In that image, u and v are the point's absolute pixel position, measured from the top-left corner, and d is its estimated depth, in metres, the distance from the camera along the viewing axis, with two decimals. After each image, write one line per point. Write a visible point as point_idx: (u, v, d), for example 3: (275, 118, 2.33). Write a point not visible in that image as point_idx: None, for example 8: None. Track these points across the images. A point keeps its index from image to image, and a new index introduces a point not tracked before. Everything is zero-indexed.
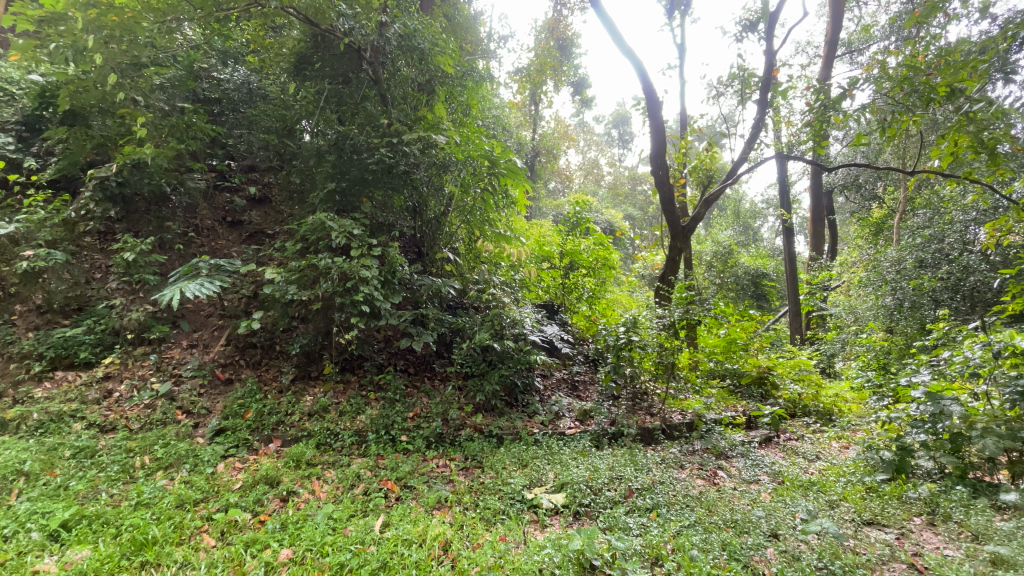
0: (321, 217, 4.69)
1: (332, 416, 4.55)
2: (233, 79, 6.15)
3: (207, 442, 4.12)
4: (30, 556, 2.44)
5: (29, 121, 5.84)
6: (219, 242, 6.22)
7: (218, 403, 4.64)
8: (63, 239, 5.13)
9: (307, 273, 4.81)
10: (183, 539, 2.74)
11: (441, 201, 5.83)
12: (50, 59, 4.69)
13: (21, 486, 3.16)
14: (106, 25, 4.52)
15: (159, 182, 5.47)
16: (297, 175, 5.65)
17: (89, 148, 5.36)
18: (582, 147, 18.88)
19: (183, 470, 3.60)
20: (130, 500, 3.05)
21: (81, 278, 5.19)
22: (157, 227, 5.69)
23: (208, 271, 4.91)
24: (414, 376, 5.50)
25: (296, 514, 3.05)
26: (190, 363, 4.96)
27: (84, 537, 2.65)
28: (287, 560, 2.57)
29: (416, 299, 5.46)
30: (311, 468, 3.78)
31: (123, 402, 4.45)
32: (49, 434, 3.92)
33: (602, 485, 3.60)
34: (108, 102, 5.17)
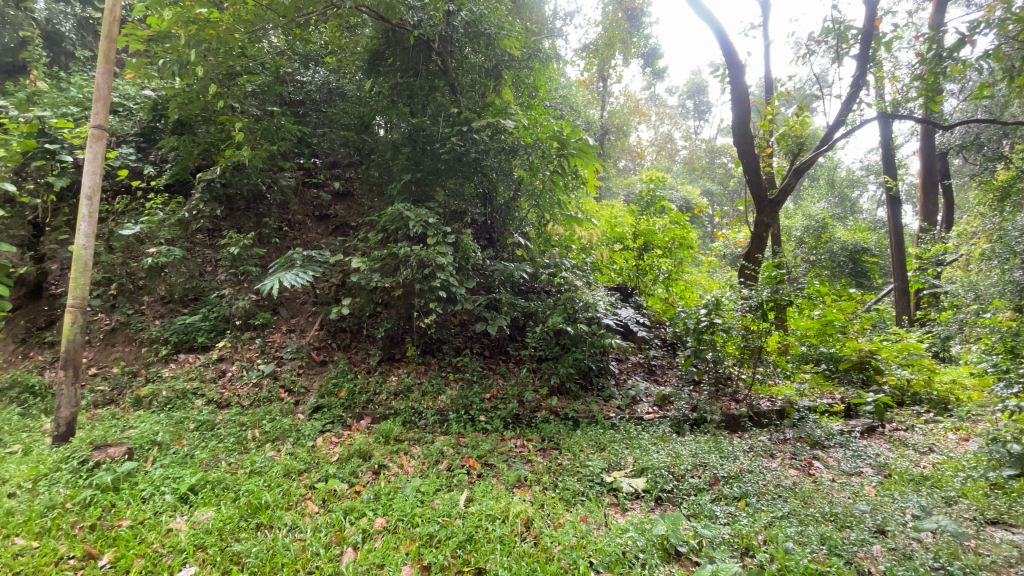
0: (399, 207, 4.91)
1: (415, 396, 4.80)
2: (315, 80, 6.64)
3: (307, 418, 4.50)
4: (164, 516, 2.82)
5: (146, 132, 6.57)
6: (309, 235, 6.70)
7: (315, 382, 5.04)
8: (179, 237, 5.79)
9: (387, 262, 5.09)
10: (291, 504, 3.02)
11: (510, 186, 5.87)
12: (160, 74, 5.24)
13: (157, 453, 3.66)
14: (204, 39, 4.91)
15: (256, 181, 5.95)
16: (376, 169, 5.95)
17: (196, 154, 5.96)
18: (654, 122, 18.06)
19: (288, 442, 3.97)
20: (245, 469, 3.42)
21: (195, 271, 5.81)
22: (256, 223, 6.30)
23: (302, 262, 5.31)
24: (490, 359, 5.64)
25: (387, 486, 3.26)
26: (289, 346, 5.42)
27: (208, 500, 3.02)
28: (381, 528, 2.77)
29: (489, 284, 5.57)
30: (398, 443, 4.02)
31: (235, 381, 4.98)
32: (176, 408, 4.51)
33: (684, 471, 3.51)
34: (209, 111, 5.66)
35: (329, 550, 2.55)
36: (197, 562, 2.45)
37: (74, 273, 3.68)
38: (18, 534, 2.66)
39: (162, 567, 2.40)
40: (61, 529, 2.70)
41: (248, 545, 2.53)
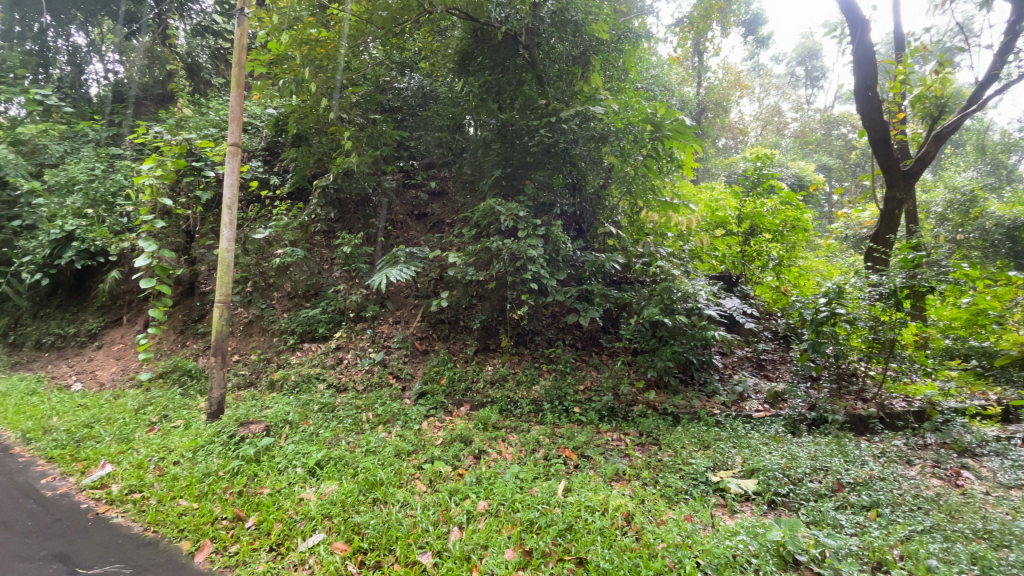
0: (491, 202, 5.04)
1: (510, 385, 4.93)
2: (411, 85, 6.99)
3: (413, 403, 4.81)
4: (297, 486, 3.20)
5: (270, 146, 7.37)
6: (409, 233, 7.11)
7: (419, 369, 5.38)
8: (301, 239, 6.46)
9: (481, 256, 5.24)
10: (402, 482, 3.26)
11: (601, 174, 5.80)
12: (280, 94, 5.85)
13: (289, 430, 4.14)
14: (316, 58, 5.52)
15: (363, 185, 6.45)
16: (468, 166, 6.19)
17: (312, 163, 6.59)
18: (758, 95, 16.60)
19: (398, 425, 4.29)
20: (362, 447, 3.75)
21: (315, 269, 6.52)
22: (364, 224, 6.88)
23: (405, 258, 5.65)
24: (583, 351, 5.60)
25: (488, 471, 3.40)
26: (395, 337, 5.83)
27: (332, 474, 3.36)
28: (484, 510, 2.89)
29: (580, 275, 5.54)
30: (496, 430, 4.16)
31: (350, 368, 5.48)
32: (303, 392, 5.09)
33: (802, 475, 3.23)
34: (321, 123, 6.20)
35: (438, 527, 2.72)
36: (324, 530, 2.75)
37: (220, 273, 4.28)
38: (184, 496, 3.18)
39: (297, 532, 2.74)
40: (217, 493, 3.17)
41: (367, 517, 2.78)
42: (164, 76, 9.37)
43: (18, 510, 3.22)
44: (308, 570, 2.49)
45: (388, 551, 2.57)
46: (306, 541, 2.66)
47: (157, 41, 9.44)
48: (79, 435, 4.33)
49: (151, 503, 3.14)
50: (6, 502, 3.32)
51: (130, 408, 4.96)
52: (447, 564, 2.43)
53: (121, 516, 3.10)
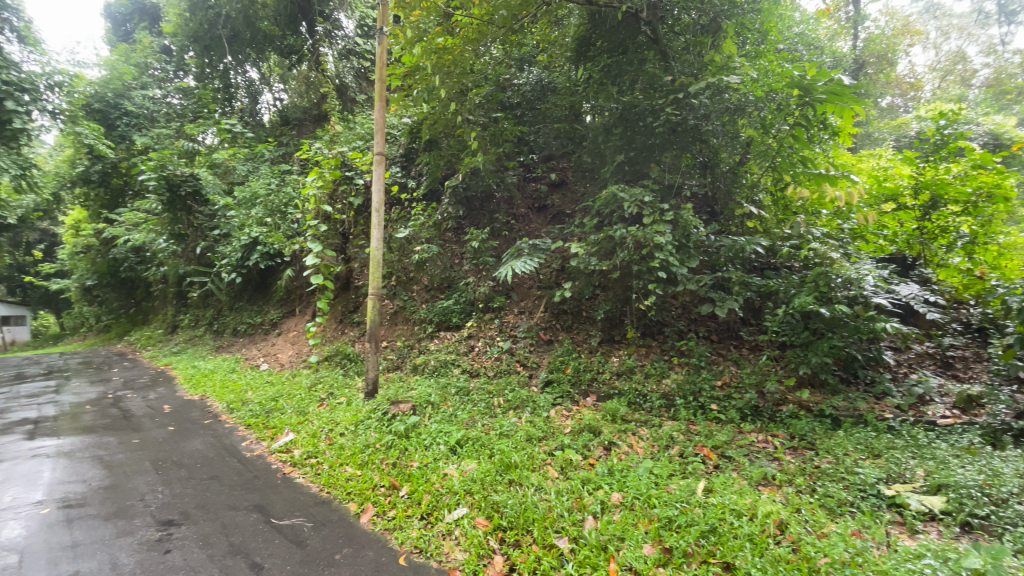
0: (613, 189, 4.93)
1: (639, 377, 4.81)
2: (529, 80, 7.03)
3: (540, 391, 4.95)
4: (441, 462, 3.49)
5: (406, 152, 8.04)
6: (531, 226, 7.26)
7: (544, 359, 5.51)
8: (434, 236, 6.99)
9: (604, 245, 5.13)
10: (535, 467, 3.38)
11: (736, 150, 5.35)
12: (414, 103, 6.38)
13: (431, 410, 4.54)
14: (445, 65, 5.85)
15: (488, 182, 6.74)
16: (589, 155, 6.10)
17: (442, 164, 7.05)
18: (936, 40, 13.81)
19: (527, 411, 4.45)
20: (496, 430, 3.97)
21: (448, 263, 7.02)
22: (490, 219, 7.32)
23: (528, 250, 5.77)
24: (719, 344, 5.24)
25: (620, 463, 3.37)
26: (521, 326, 6.04)
27: (470, 453, 3.62)
28: (618, 502, 2.88)
29: (714, 263, 5.17)
30: (626, 423, 4.10)
31: (481, 355, 5.84)
32: (441, 375, 5.59)
33: (1011, 497, 2.68)
34: (449, 127, 6.61)
35: (573, 514, 2.78)
36: (467, 505, 2.97)
37: (371, 269, 4.82)
38: (349, 464, 3.67)
39: (443, 504, 2.99)
40: (375, 463, 3.61)
41: (505, 497, 2.94)
42: (318, 99, 10.87)
43: (226, 466, 3.95)
44: (455, 540, 2.71)
45: (526, 531, 2.69)
46: (452, 513, 2.90)
47: (312, 67, 10.88)
48: (268, 407, 5.23)
49: (324, 468, 3.68)
50: (218, 459, 4.10)
51: (304, 385, 5.86)
52: (584, 551, 2.46)
53: (302, 477, 3.67)
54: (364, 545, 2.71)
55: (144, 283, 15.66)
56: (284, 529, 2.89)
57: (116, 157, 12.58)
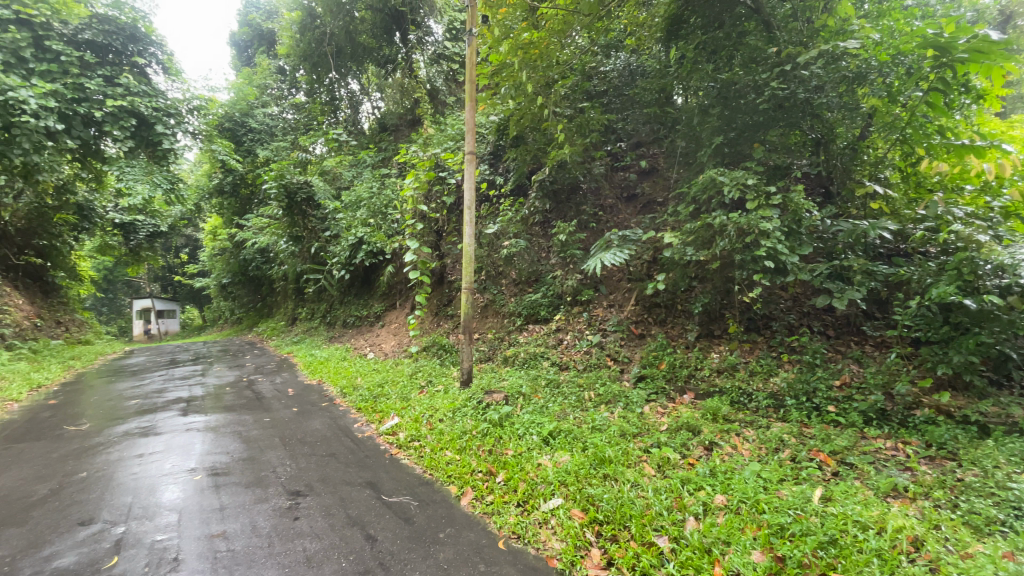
0: (711, 174, 4.62)
1: (742, 375, 4.52)
2: (616, 67, 6.82)
3: (633, 386, 4.85)
4: (535, 452, 3.57)
5: (494, 150, 8.23)
6: (620, 217, 7.11)
7: (636, 353, 5.39)
8: (521, 230, 7.10)
9: (702, 234, 4.84)
10: (631, 462, 3.32)
11: (856, 123, 4.81)
12: (501, 100, 6.44)
13: (522, 401, 4.65)
14: (531, 60, 5.85)
15: (576, 174, 6.70)
16: (683, 139, 5.82)
17: (529, 158, 7.11)
18: None
19: (620, 406, 4.38)
20: (588, 424, 3.97)
21: (536, 258, 7.11)
22: (577, 211, 7.25)
23: (618, 242, 5.60)
24: (835, 339, 4.76)
25: (723, 464, 3.20)
26: (611, 320, 5.95)
27: (563, 445, 3.65)
28: (722, 505, 2.74)
29: (830, 251, 4.69)
30: (729, 423, 3.87)
31: (570, 349, 5.86)
32: (531, 367, 5.69)
33: None
34: (536, 121, 6.64)
35: (672, 513, 2.70)
36: (562, 496, 3.00)
37: (465, 264, 5.03)
38: (449, 448, 3.89)
39: (539, 493, 3.06)
40: (473, 450, 3.78)
41: (600, 491, 2.93)
42: (412, 104, 11.64)
43: (341, 445, 4.36)
44: (551, 529, 2.76)
45: (623, 527, 2.66)
46: (547, 503, 2.95)
47: (406, 74, 11.58)
48: (375, 393, 5.70)
49: (426, 451, 3.93)
50: (335, 439, 4.54)
51: (405, 373, 6.29)
52: (685, 552, 2.38)
53: (407, 458, 3.95)
54: (464, 527, 2.84)
55: (268, 281, 17.70)
56: (393, 506, 3.13)
57: (244, 169, 14.27)
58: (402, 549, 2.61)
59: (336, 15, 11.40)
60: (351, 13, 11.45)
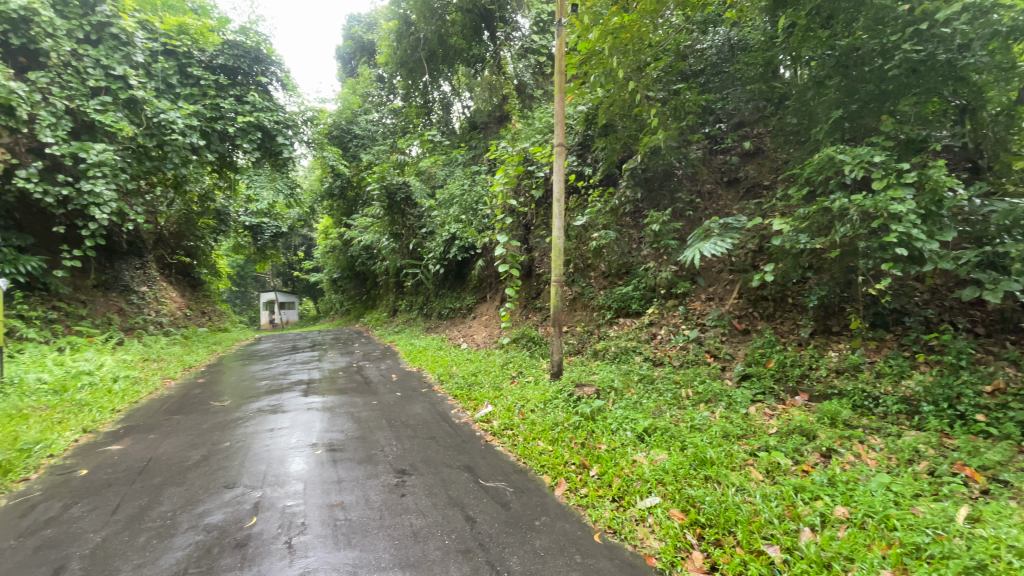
0: (828, 152, 4.12)
1: (866, 376, 4.05)
2: (715, 42, 6.44)
3: (736, 385, 4.56)
4: (630, 448, 3.50)
5: (583, 140, 8.10)
6: (720, 203, 6.71)
7: (739, 350, 5.05)
8: (612, 221, 6.95)
9: (817, 219, 4.38)
10: (735, 465, 3.14)
11: (1015, 84, 4.05)
12: (591, 89, 6.34)
13: (615, 395, 4.58)
14: (623, 44, 5.68)
15: (671, 160, 6.38)
16: (793, 115, 5.30)
17: (619, 147, 6.89)
18: None
19: (721, 405, 4.14)
20: (686, 423, 3.80)
21: (627, 249, 6.93)
22: (672, 199, 6.93)
23: (719, 231, 5.24)
24: (987, 338, 4.07)
25: (844, 474, 2.90)
26: (711, 314, 5.63)
27: (660, 442, 3.54)
28: (843, 518, 2.50)
29: (979, 235, 4.02)
30: (850, 429, 3.50)
31: (665, 343, 5.65)
32: (622, 362, 5.58)
33: None
34: (627, 107, 6.41)
35: (784, 522, 2.52)
36: (660, 494, 2.92)
37: (553, 257, 5.04)
38: (541, 439, 3.96)
39: (635, 490, 3.00)
40: (566, 442, 3.81)
41: (701, 493, 2.81)
42: (500, 100, 11.71)
43: (440, 428, 4.62)
44: (648, 527, 2.70)
45: (727, 532, 2.54)
46: (644, 500, 2.89)
47: (494, 71, 11.76)
48: (469, 381, 5.95)
49: (519, 441, 4.03)
50: (434, 423, 4.81)
51: (497, 364, 6.48)
52: (799, 565, 2.21)
53: (502, 445, 4.08)
54: (560, 517, 2.87)
55: (372, 275, 19.14)
56: (490, 490, 3.25)
57: (350, 174, 15.48)
58: (500, 532, 2.71)
59: (429, 20, 11.96)
60: (443, 16, 11.95)
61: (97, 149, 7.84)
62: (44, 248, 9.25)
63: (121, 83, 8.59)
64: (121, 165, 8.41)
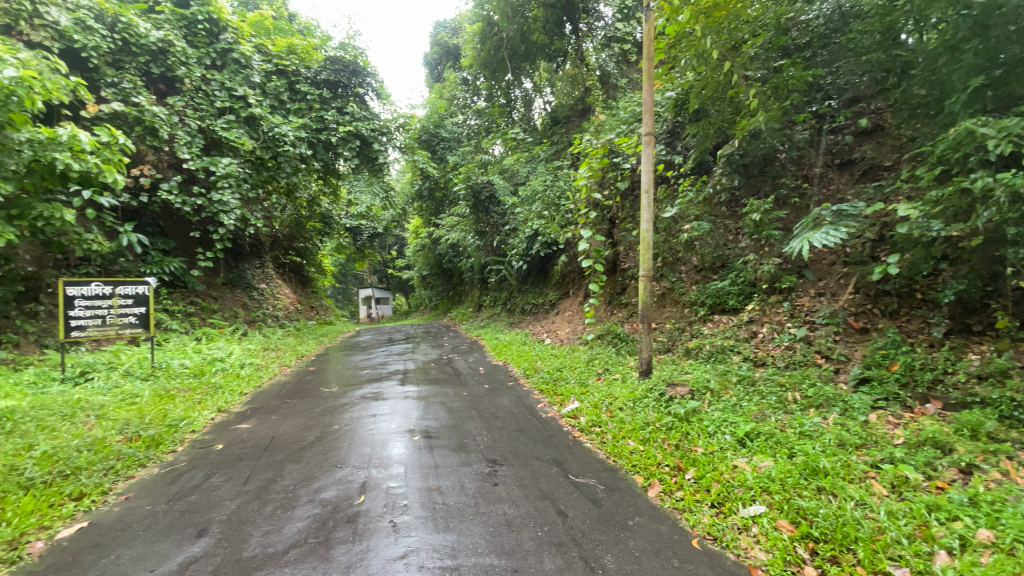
0: (967, 126, 3.60)
1: (1017, 383, 3.44)
2: (821, 12, 5.64)
3: (852, 389, 4.12)
4: (730, 453, 3.32)
5: (672, 128, 7.75)
6: (831, 187, 6.16)
7: (856, 351, 4.57)
8: (705, 212, 6.60)
9: (952, 202, 3.81)
10: (853, 478, 2.85)
11: None
12: (681, 73, 6.03)
13: (711, 397, 4.34)
14: (715, 23, 5.31)
15: (772, 143, 5.91)
16: (921, 86, 4.68)
17: (712, 133, 6.51)
18: None
19: (835, 412, 3.77)
20: (794, 429, 3.52)
21: (722, 241, 6.55)
22: (774, 185, 6.42)
23: (832, 219, 4.76)
24: None
25: (990, 493, 2.52)
26: (821, 311, 5.14)
27: (764, 448, 3.31)
28: (989, 542, 2.18)
29: None
30: (996, 443, 3.03)
31: (767, 343, 5.26)
32: (719, 361, 5.29)
33: None
34: (721, 90, 6.03)
35: (914, 543, 2.26)
36: (765, 503, 2.74)
37: (642, 251, 4.90)
38: (632, 438, 3.89)
39: (737, 497, 2.84)
40: (659, 442, 3.71)
41: (814, 506, 2.59)
42: (583, 92, 11.56)
43: (529, 422, 4.70)
44: (753, 537, 2.54)
45: (846, 550, 2.32)
46: (747, 508, 2.73)
47: (577, 63, 11.65)
48: (555, 376, 5.99)
49: (609, 438, 3.99)
50: (522, 415, 4.91)
51: (583, 360, 6.44)
52: None
53: (590, 442, 4.06)
54: (655, 518, 2.79)
55: (458, 272, 19.88)
56: (581, 486, 3.25)
57: (438, 175, 16.13)
58: (593, 529, 2.70)
59: (512, 19, 12.07)
60: (525, 14, 12.01)
61: (223, 162, 8.91)
62: (183, 250, 10.78)
63: (241, 102, 9.71)
64: (243, 176, 9.49)
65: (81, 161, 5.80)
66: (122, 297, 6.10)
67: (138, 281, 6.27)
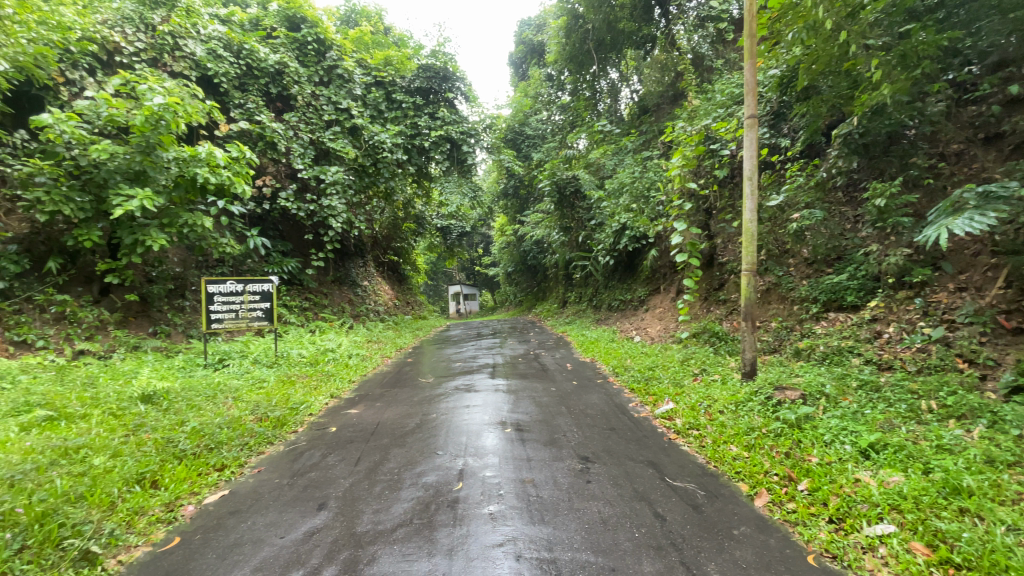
0: None
1: None
2: None
3: (1003, 399, 3.54)
4: (850, 465, 3.03)
5: (777, 109, 7.15)
6: (976, 165, 5.32)
7: (1010, 355, 3.92)
8: (816, 198, 6.05)
9: None
10: (1007, 500, 2.47)
11: None
12: (787, 48, 5.55)
13: (827, 403, 3.97)
14: None
15: (900, 118, 5.23)
16: None
17: (824, 110, 5.95)
18: None
19: (981, 424, 3.27)
20: (930, 442, 3.11)
21: (837, 230, 5.96)
22: (902, 166, 5.68)
23: (977, 201, 4.10)
24: None
25: None
26: (963, 308, 4.46)
27: (893, 462, 2.97)
28: None
29: None
30: None
31: (893, 344, 4.70)
32: (834, 364, 4.82)
33: None
34: (836, 64, 5.44)
35: None
36: (894, 522, 2.47)
37: (745, 242, 4.60)
38: (734, 443, 3.68)
39: (859, 513, 2.59)
40: (766, 449, 3.48)
41: (955, 529, 2.29)
42: (674, 78, 11.05)
43: (620, 420, 4.63)
44: (880, 559, 2.30)
45: None
46: (873, 527, 2.47)
47: (666, 48, 11.15)
48: (648, 375, 5.84)
49: (708, 442, 3.81)
50: (613, 414, 4.85)
51: (676, 359, 6.20)
52: None
53: (687, 444, 3.91)
54: (762, 529, 2.63)
55: (543, 268, 20.03)
56: (679, 490, 3.15)
57: (523, 173, 16.32)
58: (693, 535, 2.61)
59: (598, 10, 11.74)
60: (611, 3, 11.64)
61: (332, 171, 9.85)
62: (299, 252, 12.00)
63: (346, 114, 10.62)
64: (348, 183, 10.34)
65: (216, 174, 6.72)
66: (251, 293, 6.98)
67: (264, 279, 7.12)
